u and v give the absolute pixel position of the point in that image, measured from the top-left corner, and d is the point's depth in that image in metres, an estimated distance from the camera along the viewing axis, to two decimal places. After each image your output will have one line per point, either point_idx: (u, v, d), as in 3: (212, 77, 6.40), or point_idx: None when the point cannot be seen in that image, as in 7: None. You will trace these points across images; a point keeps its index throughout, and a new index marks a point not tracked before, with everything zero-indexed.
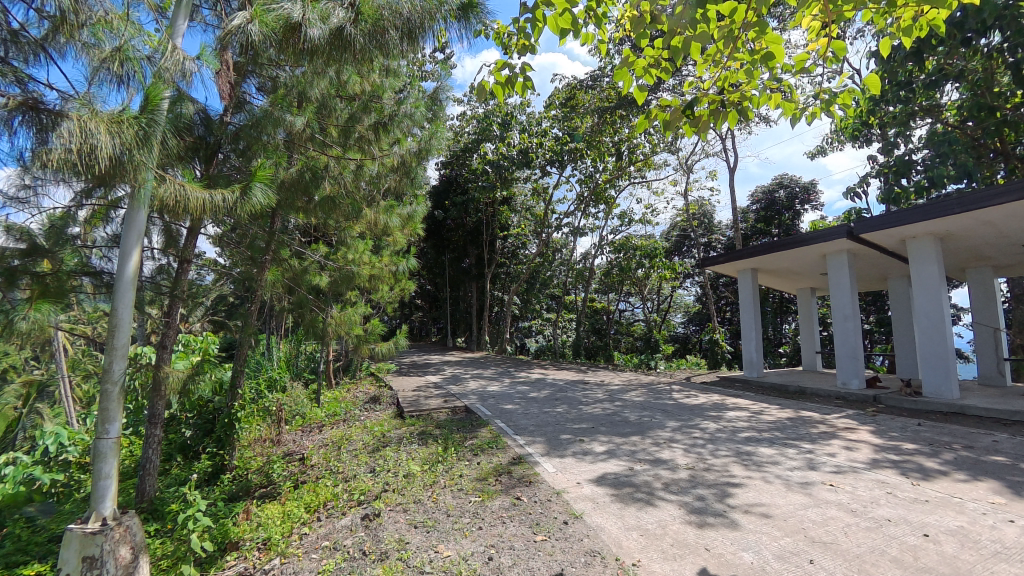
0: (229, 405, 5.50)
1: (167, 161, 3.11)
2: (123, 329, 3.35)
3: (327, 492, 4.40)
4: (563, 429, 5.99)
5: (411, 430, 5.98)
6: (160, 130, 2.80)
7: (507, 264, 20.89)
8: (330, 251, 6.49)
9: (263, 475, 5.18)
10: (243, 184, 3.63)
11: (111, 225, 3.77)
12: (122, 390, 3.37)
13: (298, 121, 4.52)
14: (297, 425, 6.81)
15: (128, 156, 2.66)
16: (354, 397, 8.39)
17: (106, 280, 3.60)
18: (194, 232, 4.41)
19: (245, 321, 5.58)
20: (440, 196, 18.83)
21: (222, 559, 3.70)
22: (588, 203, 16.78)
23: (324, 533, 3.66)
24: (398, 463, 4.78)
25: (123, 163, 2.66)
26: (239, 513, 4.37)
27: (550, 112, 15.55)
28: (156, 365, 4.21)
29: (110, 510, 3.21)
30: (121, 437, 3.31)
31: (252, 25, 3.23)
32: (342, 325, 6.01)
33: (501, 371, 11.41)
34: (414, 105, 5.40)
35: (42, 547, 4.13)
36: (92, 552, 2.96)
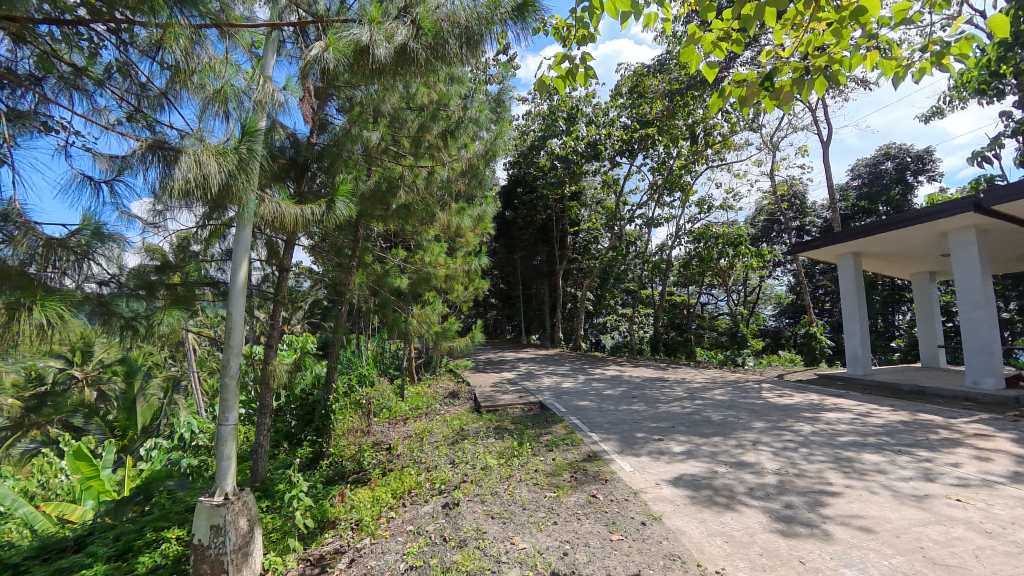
0: (325, 397, 6.13)
1: (266, 180, 3.51)
2: (237, 330, 3.85)
3: (411, 480, 4.69)
4: (638, 427, 5.83)
5: (487, 424, 6.19)
6: (256, 152, 3.16)
7: (579, 259, 20.70)
8: (408, 254, 6.86)
9: (356, 462, 5.61)
10: (328, 197, 3.97)
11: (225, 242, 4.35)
12: (237, 384, 3.85)
13: (374, 136, 4.87)
14: (384, 417, 7.29)
15: (234, 180, 3.03)
16: (435, 392, 8.86)
17: (223, 288, 4.06)
18: (292, 243, 4.88)
19: (337, 321, 6.13)
20: (508, 197, 19.54)
21: (321, 535, 4.13)
22: (662, 192, 16.12)
23: (409, 518, 3.91)
24: (476, 456, 4.97)
25: (230, 187, 3.05)
26: (335, 496, 4.81)
27: (617, 101, 15.21)
28: (265, 362, 4.77)
29: (230, 486, 3.68)
30: (237, 423, 3.80)
31: (327, 53, 3.56)
32: (423, 323, 6.36)
33: (574, 367, 11.39)
34: (478, 110, 5.74)
35: (180, 515, 4.89)
36: (217, 521, 3.46)
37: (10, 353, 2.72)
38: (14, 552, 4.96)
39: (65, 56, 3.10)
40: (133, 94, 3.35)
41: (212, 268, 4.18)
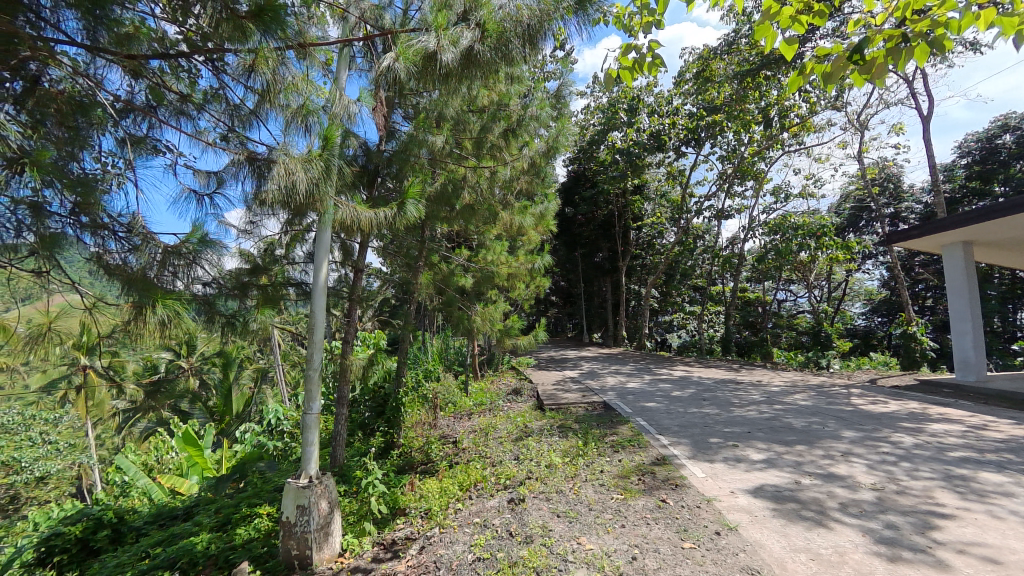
0: (396, 391, 6.43)
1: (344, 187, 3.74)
2: (320, 326, 4.14)
3: (477, 474, 4.80)
4: (711, 431, 5.54)
5: (551, 422, 6.18)
6: (333, 160, 3.36)
7: (643, 255, 20.08)
8: (472, 254, 7.01)
9: (423, 453, 5.82)
10: (399, 200, 4.15)
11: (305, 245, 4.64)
12: (320, 376, 4.13)
13: (438, 140, 5.03)
14: (450, 411, 7.51)
15: (318, 188, 3.25)
16: (498, 388, 8.98)
17: (304, 288, 4.42)
18: (364, 245, 5.18)
19: (406, 318, 6.41)
20: (569, 192, 19.21)
21: (394, 521, 4.34)
22: (733, 181, 15.19)
23: (475, 510, 4.00)
24: (540, 453, 4.99)
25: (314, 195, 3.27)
26: (405, 484, 5.03)
27: (681, 88, 14.54)
28: (342, 356, 5.10)
29: (314, 470, 3.96)
30: (320, 412, 4.08)
31: (398, 63, 3.72)
32: (486, 321, 6.46)
33: (639, 367, 11.06)
34: (539, 107, 5.77)
35: (269, 493, 5.36)
36: (303, 501, 3.75)
37: (141, 344, 3.20)
38: (138, 516, 5.72)
39: (171, 86, 3.37)
40: (227, 116, 3.62)
41: (293, 269, 4.53)
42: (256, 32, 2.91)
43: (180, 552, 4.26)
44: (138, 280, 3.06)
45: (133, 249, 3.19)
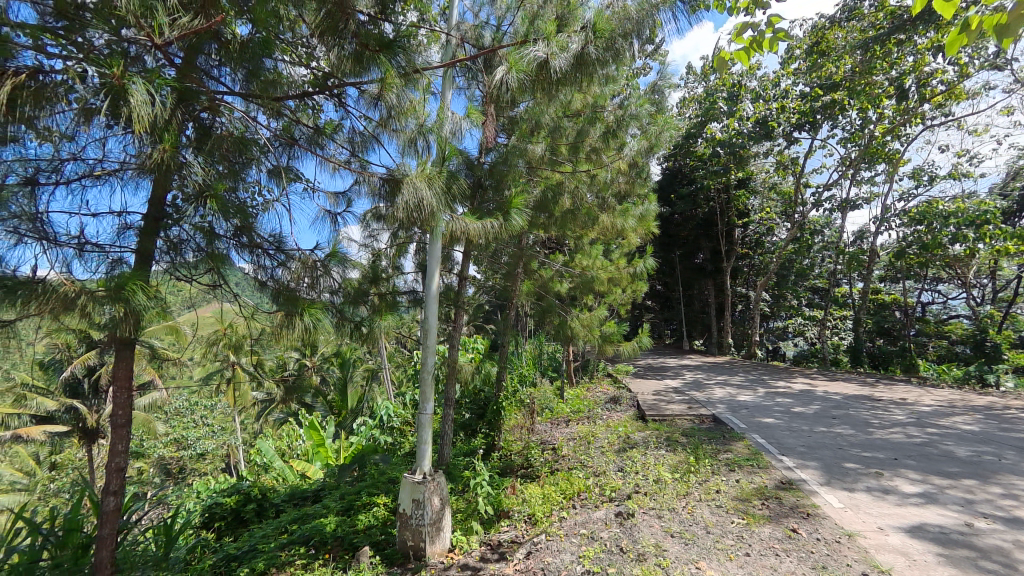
0: (497, 395, 6.59)
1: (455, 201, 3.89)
2: (433, 332, 4.41)
3: (580, 483, 4.73)
4: (847, 455, 4.87)
5: (655, 434, 5.91)
6: (447, 178, 3.53)
7: (750, 254, 18.44)
8: (568, 259, 6.98)
9: (523, 457, 5.87)
10: (503, 211, 4.27)
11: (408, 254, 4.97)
12: (433, 378, 4.37)
13: (537, 148, 5.09)
14: (547, 417, 7.51)
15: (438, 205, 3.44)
16: (595, 396, 8.79)
17: (411, 297, 4.80)
18: (467, 254, 5.40)
19: (505, 324, 6.55)
20: (665, 190, 18.54)
21: (498, 523, 4.44)
22: (859, 166, 13.35)
23: (581, 521, 3.93)
24: (646, 467, 4.79)
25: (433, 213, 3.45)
26: (508, 487, 5.10)
27: (791, 67, 13.17)
28: (449, 360, 5.35)
29: (428, 466, 4.19)
30: (433, 412, 4.32)
31: (510, 75, 3.69)
32: (586, 326, 6.35)
33: (751, 378, 10.14)
34: (638, 105, 5.60)
35: (385, 484, 5.79)
36: (418, 496, 3.99)
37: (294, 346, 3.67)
38: (277, 494, 6.53)
39: (305, 120, 3.68)
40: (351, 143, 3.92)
41: (396, 278, 4.88)
42: (372, 67, 3.28)
43: (313, 532, 4.79)
44: (286, 293, 3.52)
45: (280, 263, 3.61)
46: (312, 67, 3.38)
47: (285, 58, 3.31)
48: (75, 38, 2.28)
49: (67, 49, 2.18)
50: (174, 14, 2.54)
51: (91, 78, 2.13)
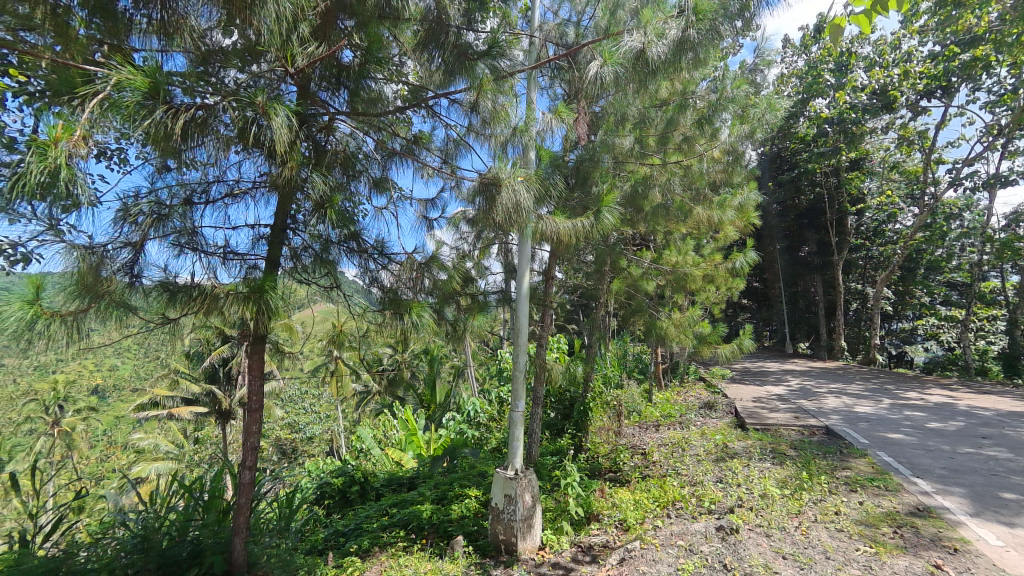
0: (584, 395, 6.51)
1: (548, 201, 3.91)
2: (524, 331, 4.49)
3: (674, 491, 4.53)
4: (1006, 483, 4.12)
5: (758, 445, 5.47)
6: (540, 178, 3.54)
7: (867, 245, 16.34)
8: (656, 255, 6.71)
9: (612, 460, 5.75)
10: (594, 208, 4.21)
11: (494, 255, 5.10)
12: (525, 376, 4.44)
13: (625, 141, 4.96)
14: (635, 420, 7.28)
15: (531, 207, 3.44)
16: (687, 401, 8.35)
17: (498, 298, 4.95)
18: (553, 254, 5.40)
19: (592, 323, 6.45)
20: (765, 176, 17.52)
21: (589, 525, 4.39)
22: (1011, 134, 11.23)
23: (678, 531, 3.76)
24: (750, 480, 4.46)
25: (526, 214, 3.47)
26: (597, 489, 5.03)
27: (916, 26, 11.46)
28: (537, 359, 5.40)
29: (519, 463, 4.27)
30: (524, 410, 4.39)
31: (606, 68, 3.60)
32: (678, 327, 6.05)
33: (872, 387, 8.98)
34: (734, 86, 5.23)
35: (476, 478, 6.00)
36: (511, 491, 4.08)
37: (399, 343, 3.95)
38: (377, 479, 7.05)
39: (400, 133, 3.88)
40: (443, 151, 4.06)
41: (483, 279, 5.01)
42: (459, 77, 3.45)
43: (411, 517, 5.11)
44: (391, 295, 3.79)
45: (383, 266, 3.85)
46: (402, 82, 3.57)
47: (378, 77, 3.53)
48: (217, 78, 2.62)
49: (209, 88, 2.49)
50: (304, 43, 2.80)
51: (231, 111, 2.43)
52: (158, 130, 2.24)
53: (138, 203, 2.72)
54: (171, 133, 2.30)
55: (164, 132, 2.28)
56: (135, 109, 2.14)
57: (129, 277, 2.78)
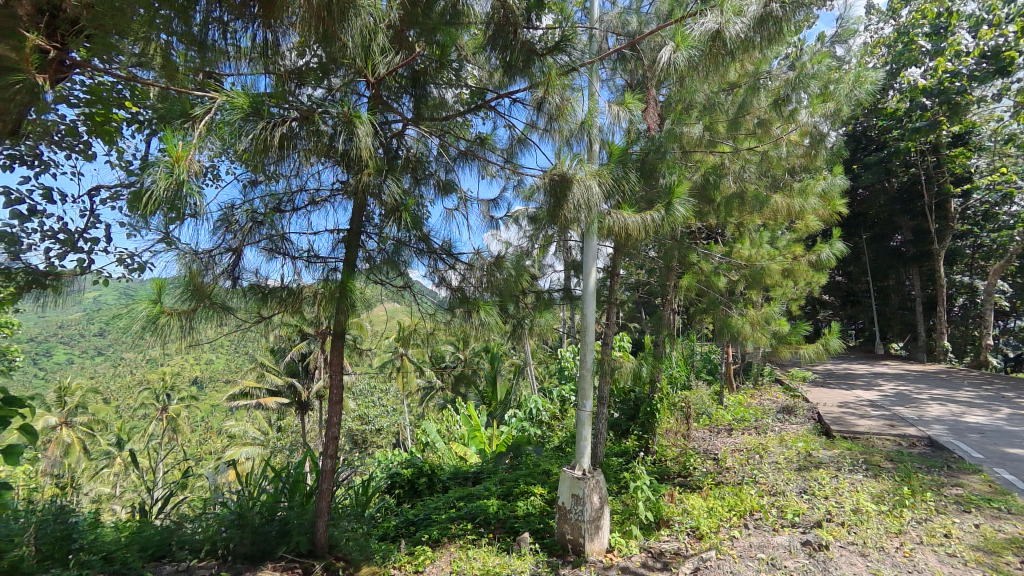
0: (651, 396, 6.30)
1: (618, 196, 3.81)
2: (590, 329, 4.44)
3: (752, 501, 4.28)
4: None
5: (849, 456, 5.02)
6: (611, 173, 3.48)
7: (976, 232, 14.44)
8: (727, 249, 6.35)
9: (681, 464, 5.54)
10: (664, 201, 4.06)
11: (553, 253, 5.09)
12: (592, 375, 4.39)
13: (694, 129, 4.73)
14: (705, 424, 6.95)
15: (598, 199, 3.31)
16: (762, 405, 7.85)
17: (557, 296, 4.93)
18: (618, 250, 5.27)
19: (659, 321, 6.24)
20: (849, 160, 16.02)
21: (658, 531, 4.26)
22: None
23: (757, 543, 3.55)
24: (839, 493, 4.11)
25: (593, 209, 3.36)
26: (667, 493, 4.86)
27: None
28: (605, 358, 5.31)
29: (586, 463, 4.24)
30: (591, 410, 4.35)
31: (680, 53, 3.44)
32: (754, 325, 5.69)
33: (985, 394, 7.94)
34: (816, 61, 4.83)
35: (540, 475, 6.02)
36: (578, 491, 4.06)
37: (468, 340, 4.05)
38: (443, 472, 7.29)
39: (462, 137, 3.93)
40: (506, 150, 4.04)
41: (545, 278, 5.01)
42: (519, 77, 3.44)
43: (478, 510, 5.22)
44: (460, 296, 3.90)
45: (451, 267, 3.95)
46: (463, 86, 3.62)
47: (439, 83, 3.59)
48: (298, 95, 2.77)
49: (294, 104, 2.66)
50: (380, 53, 2.90)
51: (323, 123, 2.60)
52: (260, 141, 2.43)
53: (236, 213, 3.00)
54: (269, 144, 2.48)
55: (263, 143, 2.46)
56: (236, 126, 2.35)
57: (230, 280, 3.07)
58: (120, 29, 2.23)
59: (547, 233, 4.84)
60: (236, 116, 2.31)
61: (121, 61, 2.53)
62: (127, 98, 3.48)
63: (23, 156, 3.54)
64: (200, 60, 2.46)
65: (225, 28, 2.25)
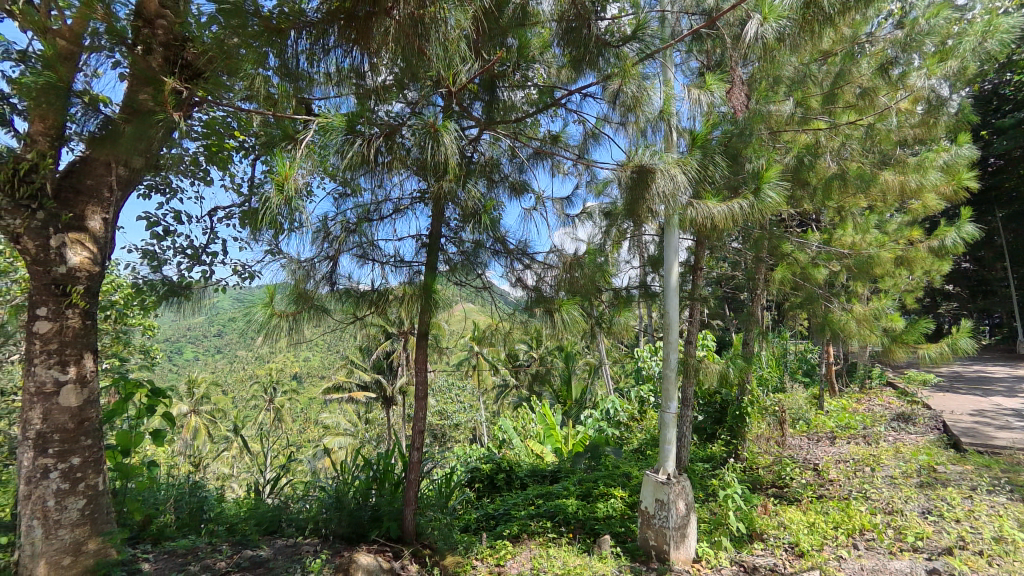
0: (740, 398, 5.86)
1: (701, 185, 3.61)
2: (674, 327, 4.25)
3: (862, 518, 3.87)
4: None
5: (987, 474, 4.34)
6: (694, 161, 3.30)
7: None
8: (826, 237, 5.75)
9: (776, 473, 5.13)
10: (754, 187, 3.77)
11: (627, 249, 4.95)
12: (676, 375, 4.21)
13: (784, 107, 4.35)
14: (802, 430, 6.37)
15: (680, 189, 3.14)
16: (872, 411, 7.03)
17: (634, 293, 4.78)
18: (700, 243, 4.99)
19: (747, 317, 5.82)
20: (977, 127, 13.84)
21: (752, 544, 3.96)
22: None
23: (870, 567, 3.21)
24: (975, 516, 3.57)
25: (675, 199, 3.19)
26: (760, 504, 4.52)
27: None
28: (688, 357, 5.06)
29: (671, 468, 4.09)
30: (676, 412, 4.17)
31: (768, 26, 3.17)
32: (861, 322, 5.11)
33: None
34: (933, 15, 4.23)
35: (620, 478, 5.89)
36: (662, 496, 3.93)
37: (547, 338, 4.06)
38: (521, 468, 7.38)
39: (533, 137, 3.93)
40: (578, 146, 3.98)
41: (622, 274, 4.88)
42: (587, 71, 3.38)
43: (557, 509, 5.23)
44: (538, 294, 3.91)
45: (528, 266, 3.98)
46: (534, 86, 3.63)
47: (507, 85, 3.59)
48: (383, 111, 2.95)
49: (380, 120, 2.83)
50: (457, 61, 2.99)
51: (408, 133, 2.75)
52: (356, 156, 2.61)
53: (331, 224, 3.27)
54: (366, 157, 2.70)
55: (360, 157, 2.64)
56: (334, 144, 2.55)
57: (329, 285, 3.33)
58: (231, 70, 2.45)
59: (621, 228, 4.72)
60: (336, 134, 2.50)
61: (231, 97, 2.74)
62: (236, 129, 3.93)
63: (159, 185, 4.13)
64: (297, 88, 2.62)
65: (313, 58, 2.30)
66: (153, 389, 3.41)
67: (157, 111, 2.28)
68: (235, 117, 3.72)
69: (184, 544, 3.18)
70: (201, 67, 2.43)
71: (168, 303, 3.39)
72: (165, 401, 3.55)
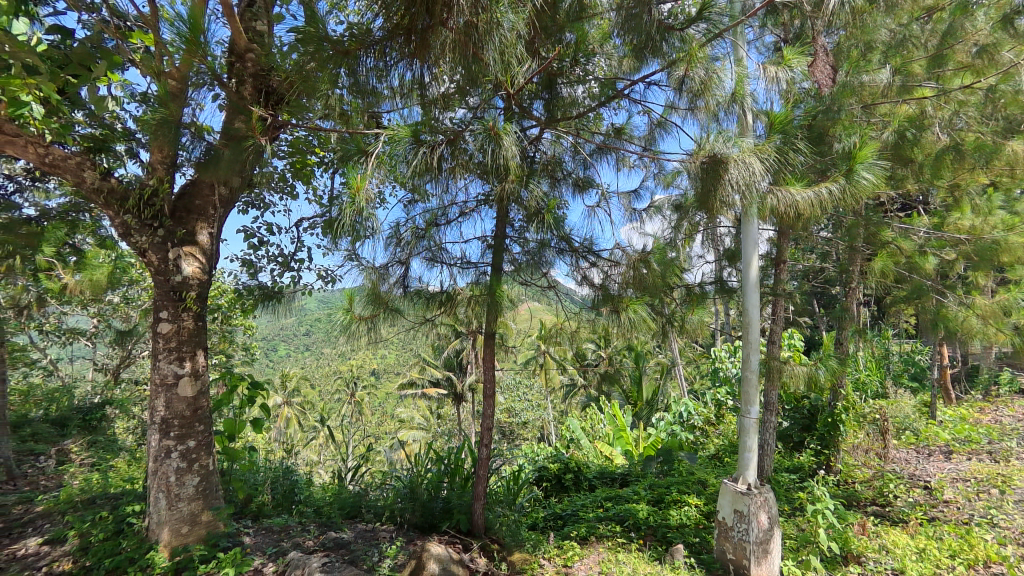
0: (833, 404, 5.25)
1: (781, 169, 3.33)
2: (754, 325, 3.97)
3: (986, 549, 3.39)
4: None
5: None
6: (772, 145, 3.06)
7: None
8: (936, 221, 5.05)
9: (877, 489, 4.60)
10: (845, 168, 3.40)
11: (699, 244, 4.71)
12: (757, 379, 3.93)
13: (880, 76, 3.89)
14: (910, 442, 5.65)
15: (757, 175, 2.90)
16: (1000, 423, 6.07)
17: (707, 289, 4.53)
18: (783, 233, 4.59)
19: (840, 313, 5.27)
20: None
21: (847, 567, 3.54)
22: None
23: None
24: None
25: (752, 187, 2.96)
26: (857, 523, 4.03)
27: None
28: (771, 358, 4.68)
29: (752, 478, 3.83)
30: (758, 418, 3.89)
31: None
32: (984, 318, 4.42)
33: None
34: None
35: (696, 486, 5.60)
36: (742, 508, 3.69)
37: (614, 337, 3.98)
38: (589, 470, 7.27)
39: (595, 132, 3.85)
40: (644, 137, 3.83)
41: (693, 271, 4.66)
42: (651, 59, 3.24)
43: (628, 513, 5.08)
44: (604, 292, 3.84)
45: (593, 263, 3.91)
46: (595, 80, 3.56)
47: (567, 82, 3.59)
48: (446, 118, 3.06)
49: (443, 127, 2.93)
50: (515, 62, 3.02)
51: (470, 137, 2.83)
52: (421, 163, 2.74)
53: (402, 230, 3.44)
54: (431, 164, 2.82)
55: (425, 163, 2.76)
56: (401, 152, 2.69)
57: (402, 287, 3.51)
58: (310, 91, 2.68)
59: (692, 221, 4.50)
60: (403, 143, 2.64)
61: (311, 117, 2.99)
62: (316, 145, 4.28)
63: (254, 201, 4.60)
64: (367, 104, 2.79)
65: (381, 74, 2.44)
66: (252, 382, 3.80)
67: (249, 136, 2.55)
68: (315, 134, 4.05)
69: (279, 522, 3.51)
70: (285, 92, 2.68)
71: (264, 306, 3.77)
72: (262, 393, 3.94)
